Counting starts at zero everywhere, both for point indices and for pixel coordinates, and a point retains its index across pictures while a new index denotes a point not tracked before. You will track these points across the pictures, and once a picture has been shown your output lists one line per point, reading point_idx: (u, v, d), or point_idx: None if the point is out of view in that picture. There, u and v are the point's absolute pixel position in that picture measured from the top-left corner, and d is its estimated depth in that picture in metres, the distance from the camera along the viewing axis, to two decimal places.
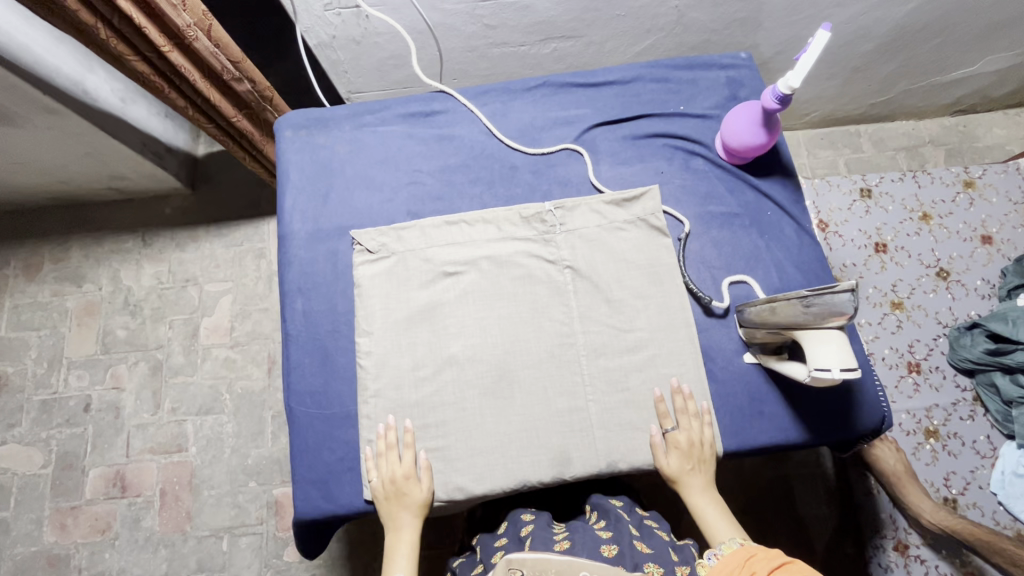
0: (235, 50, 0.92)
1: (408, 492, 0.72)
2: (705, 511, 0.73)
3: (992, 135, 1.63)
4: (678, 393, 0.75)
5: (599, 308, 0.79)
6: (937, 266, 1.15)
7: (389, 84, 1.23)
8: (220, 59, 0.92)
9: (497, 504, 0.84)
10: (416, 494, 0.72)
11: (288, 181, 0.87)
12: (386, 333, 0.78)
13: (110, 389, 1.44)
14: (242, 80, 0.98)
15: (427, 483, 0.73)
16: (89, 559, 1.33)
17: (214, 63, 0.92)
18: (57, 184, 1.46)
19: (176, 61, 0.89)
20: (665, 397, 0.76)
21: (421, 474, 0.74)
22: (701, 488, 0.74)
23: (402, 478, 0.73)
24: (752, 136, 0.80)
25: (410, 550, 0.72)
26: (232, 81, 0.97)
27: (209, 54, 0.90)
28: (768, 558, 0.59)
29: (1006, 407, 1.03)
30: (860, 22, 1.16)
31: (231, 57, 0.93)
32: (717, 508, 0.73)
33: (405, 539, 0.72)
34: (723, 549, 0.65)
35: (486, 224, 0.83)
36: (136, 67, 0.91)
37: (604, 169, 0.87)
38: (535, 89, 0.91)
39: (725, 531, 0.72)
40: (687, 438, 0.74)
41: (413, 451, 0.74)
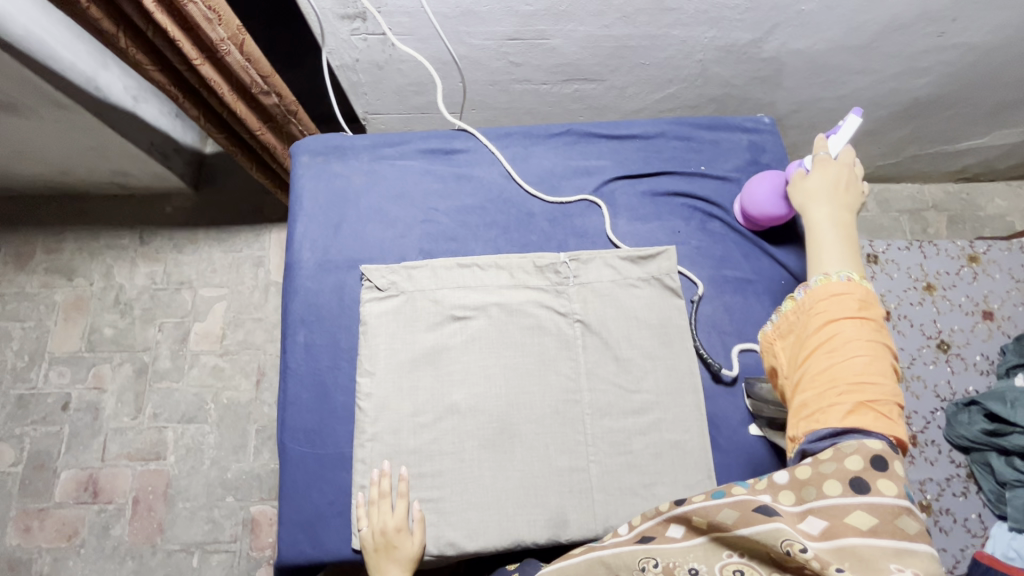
0: (265, 64, 0.91)
1: (399, 544, 0.70)
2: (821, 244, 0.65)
3: (993, 205, 1.65)
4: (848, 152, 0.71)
5: (606, 365, 0.78)
6: (938, 338, 1.15)
7: (407, 109, 1.22)
8: (250, 74, 0.90)
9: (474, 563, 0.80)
10: (406, 546, 0.70)
11: (300, 209, 0.85)
12: (388, 374, 0.77)
13: (91, 389, 1.40)
14: (270, 94, 0.96)
15: (419, 537, 0.71)
16: (50, 566, 1.28)
17: (244, 76, 0.90)
18: (58, 175, 1.43)
19: (207, 74, 0.88)
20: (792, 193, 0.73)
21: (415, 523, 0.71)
22: (827, 214, 0.67)
23: (393, 530, 0.70)
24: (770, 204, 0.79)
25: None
26: (260, 95, 0.95)
27: (240, 67, 0.88)
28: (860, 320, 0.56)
29: (999, 488, 1.02)
30: (877, 89, 1.17)
31: (260, 71, 0.92)
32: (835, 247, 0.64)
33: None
34: (816, 284, 0.60)
35: (499, 269, 0.82)
36: (152, 76, 0.90)
37: (621, 223, 0.86)
38: (556, 136, 0.90)
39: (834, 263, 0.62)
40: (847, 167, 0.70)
41: (407, 502, 0.72)
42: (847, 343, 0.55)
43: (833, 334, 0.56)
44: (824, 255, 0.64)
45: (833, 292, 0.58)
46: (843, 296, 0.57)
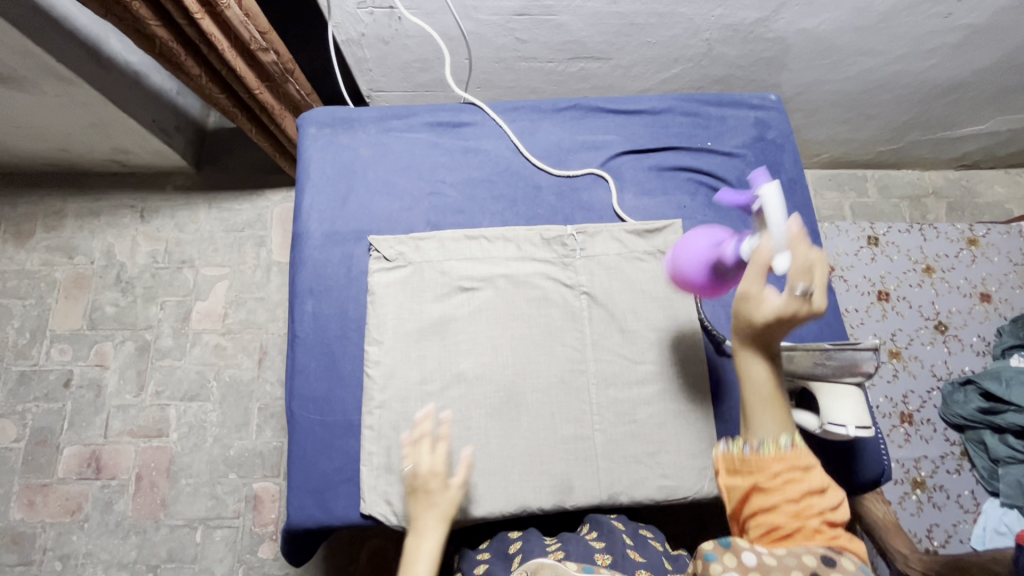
0: (262, 19, 0.92)
1: (437, 488, 0.66)
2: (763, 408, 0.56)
3: (992, 192, 1.66)
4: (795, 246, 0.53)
5: (611, 337, 0.79)
6: (936, 319, 1.16)
7: (412, 86, 1.21)
8: (248, 29, 0.91)
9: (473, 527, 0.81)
10: (445, 490, 0.66)
11: (307, 180, 0.85)
12: (396, 343, 0.77)
13: (93, 366, 1.40)
14: (268, 51, 0.97)
15: (461, 483, 0.67)
16: (54, 540, 1.29)
17: (243, 30, 0.91)
18: (58, 152, 1.42)
19: (207, 29, 0.88)
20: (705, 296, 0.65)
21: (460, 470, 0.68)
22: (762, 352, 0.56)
23: (432, 471, 0.67)
24: (698, 272, 0.64)
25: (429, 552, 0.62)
26: (259, 51, 0.96)
27: (239, 22, 0.89)
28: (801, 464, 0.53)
29: (992, 465, 1.03)
30: (881, 72, 1.17)
31: (259, 27, 0.93)
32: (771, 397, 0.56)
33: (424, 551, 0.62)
34: (764, 448, 0.54)
35: (506, 241, 0.82)
36: (154, 32, 0.89)
37: (627, 197, 0.87)
38: (564, 110, 0.91)
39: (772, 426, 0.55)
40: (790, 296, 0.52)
41: (448, 444, 0.68)
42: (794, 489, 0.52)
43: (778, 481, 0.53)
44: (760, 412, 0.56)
45: (781, 454, 0.53)
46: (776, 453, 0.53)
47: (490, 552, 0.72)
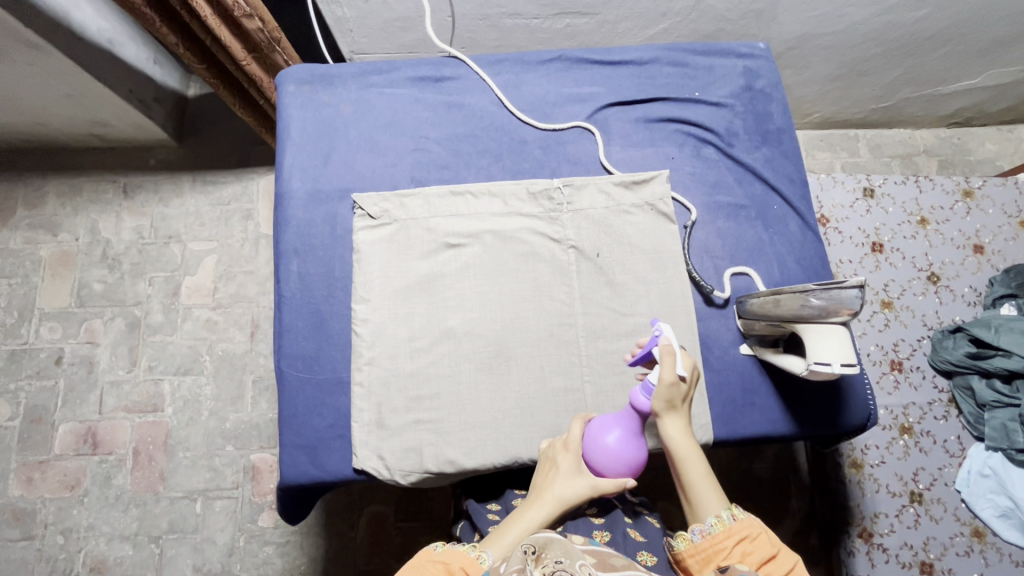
0: None
1: (562, 486, 0.64)
2: (694, 479, 0.64)
3: (984, 150, 1.61)
4: (668, 355, 0.65)
5: (600, 290, 0.79)
6: (929, 270, 1.16)
7: (395, 47, 1.17)
8: None
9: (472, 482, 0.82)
10: (565, 490, 0.64)
11: (288, 139, 0.84)
12: (384, 301, 0.77)
13: (84, 344, 1.39)
14: (253, 18, 0.91)
15: (582, 492, 0.64)
16: (55, 515, 1.30)
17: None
18: (35, 126, 1.39)
19: None
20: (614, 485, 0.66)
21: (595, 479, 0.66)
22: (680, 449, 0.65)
23: (565, 472, 0.66)
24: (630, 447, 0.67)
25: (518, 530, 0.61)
26: (243, 19, 0.91)
27: None
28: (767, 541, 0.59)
29: (979, 410, 1.05)
30: (874, 23, 1.15)
31: None
32: (704, 472, 0.64)
33: (515, 527, 0.61)
34: (713, 527, 0.61)
35: (492, 197, 0.81)
36: None
37: (614, 150, 0.85)
38: (549, 63, 0.89)
39: (709, 498, 0.63)
40: (671, 383, 0.65)
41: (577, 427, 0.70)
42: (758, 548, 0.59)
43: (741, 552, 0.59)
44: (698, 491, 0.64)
45: (728, 529, 0.61)
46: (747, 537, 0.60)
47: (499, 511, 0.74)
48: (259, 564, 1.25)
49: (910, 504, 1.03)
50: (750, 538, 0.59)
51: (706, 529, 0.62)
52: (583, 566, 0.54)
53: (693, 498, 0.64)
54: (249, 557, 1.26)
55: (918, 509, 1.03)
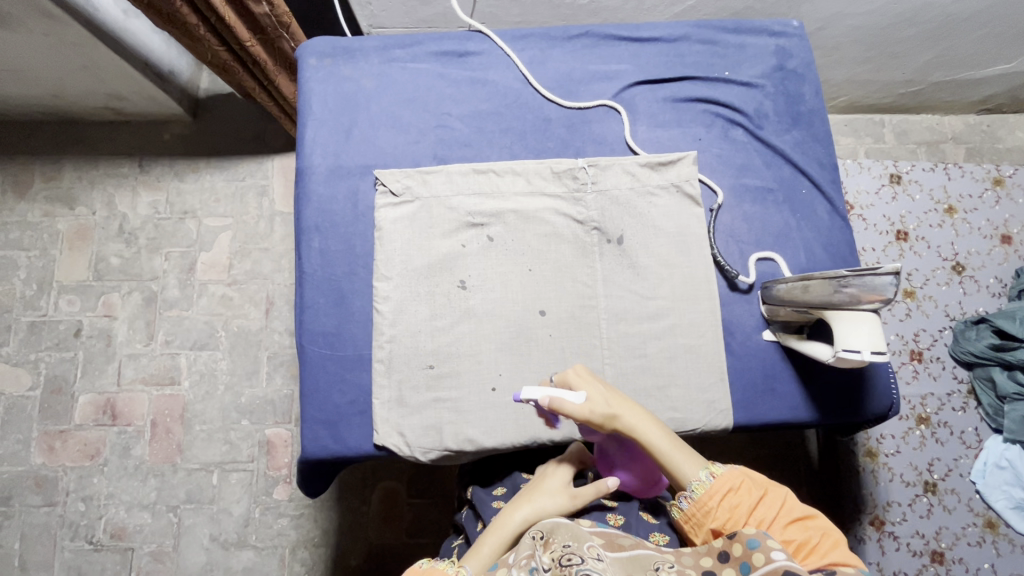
0: None
1: (545, 500, 0.65)
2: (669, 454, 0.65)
3: (1014, 137, 1.54)
4: (558, 401, 0.66)
5: (622, 273, 0.78)
6: (954, 260, 1.14)
7: (413, 22, 1.10)
8: None
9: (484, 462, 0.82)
10: (547, 504, 0.65)
11: (309, 113, 0.83)
12: (405, 279, 0.77)
13: (102, 317, 1.40)
14: (261, 2, 0.90)
15: (565, 507, 0.65)
16: (76, 483, 1.33)
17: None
18: (50, 98, 1.38)
19: None
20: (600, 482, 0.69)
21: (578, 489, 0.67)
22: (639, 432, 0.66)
23: (549, 485, 0.67)
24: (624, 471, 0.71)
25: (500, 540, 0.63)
26: (250, 2, 0.90)
27: None
28: (748, 489, 0.61)
29: (998, 402, 1.04)
30: (910, 2, 1.09)
31: None
32: (673, 443, 0.65)
33: (497, 536, 0.63)
34: (697, 492, 0.62)
35: (516, 176, 0.80)
36: None
37: (640, 130, 0.84)
38: (575, 38, 0.86)
39: (687, 465, 0.64)
40: (587, 410, 0.65)
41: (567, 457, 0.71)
42: (745, 497, 0.61)
43: (732, 506, 0.60)
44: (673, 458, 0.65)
45: (710, 487, 0.62)
46: (730, 491, 0.61)
47: (506, 487, 0.76)
48: (274, 535, 1.28)
49: (924, 494, 1.03)
50: (732, 491, 0.61)
51: (691, 493, 0.62)
52: (591, 547, 0.56)
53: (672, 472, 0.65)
54: (264, 528, 1.29)
55: (932, 498, 1.03)
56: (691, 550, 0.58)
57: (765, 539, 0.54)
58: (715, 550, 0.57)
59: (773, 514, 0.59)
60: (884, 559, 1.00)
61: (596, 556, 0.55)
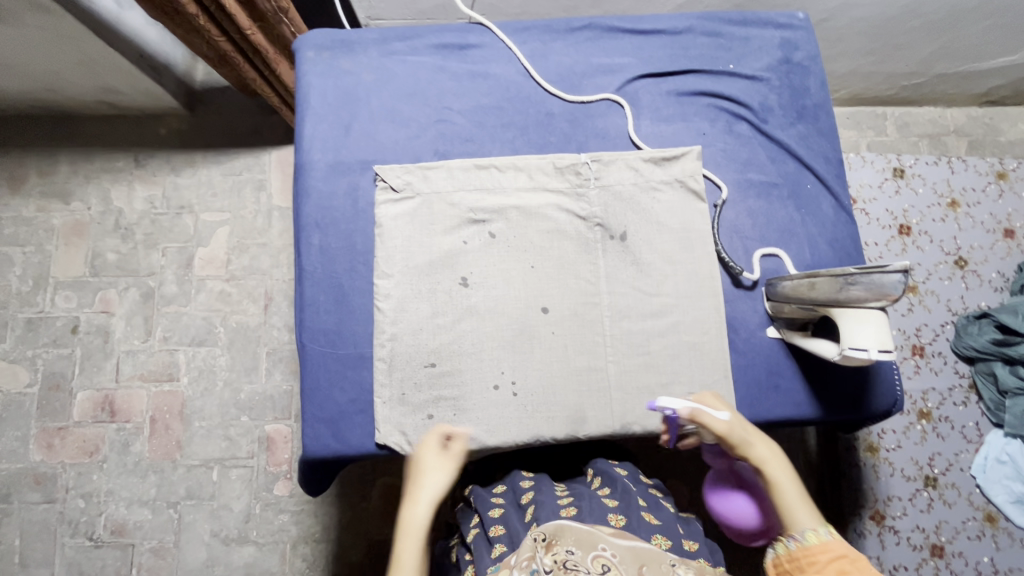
0: None
1: (431, 477, 0.67)
2: (788, 497, 0.66)
3: (1017, 130, 1.53)
4: (699, 412, 0.69)
5: (625, 270, 0.77)
6: (957, 254, 1.14)
7: (413, 13, 1.08)
8: None
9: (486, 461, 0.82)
10: (433, 484, 0.67)
11: (308, 108, 0.81)
12: (406, 277, 0.76)
13: (99, 313, 1.39)
14: None
15: (451, 474, 0.68)
16: (76, 480, 1.32)
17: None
18: (44, 92, 1.36)
19: None
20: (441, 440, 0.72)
21: (450, 449, 0.70)
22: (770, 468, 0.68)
23: (427, 467, 0.68)
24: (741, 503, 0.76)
25: (417, 534, 0.65)
26: None
27: None
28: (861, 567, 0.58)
29: (999, 397, 1.04)
30: None
31: None
32: (797, 490, 0.67)
33: (411, 533, 0.64)
34: (808, 539, 0.62)
35: (517, 171, 0.79)
36: None
37: (644, 124, 0.83)
38: (578, 31, 0.85)
39: (802, 513, 0.65)
40: (723, 430, 0.68)
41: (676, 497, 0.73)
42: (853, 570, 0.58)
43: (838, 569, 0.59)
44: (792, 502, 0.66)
45: (824, 543, 0.61)
46: (841, 558, 0.59)
47: (504, 497, 0.73)
48: (275, 531, 1.28)
49: (924, 488, 1.03)
50: (844, 557, 0.59)
51: (800, 537, 0.63)
52: (598, 557, 0.57)
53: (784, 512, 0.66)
54: (265, 524, 1.29)
55: (932, 493, 1.03)
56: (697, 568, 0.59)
57: None
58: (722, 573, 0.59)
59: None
60: (884, 553, 1.01)
61: (602, 569, 0.56)
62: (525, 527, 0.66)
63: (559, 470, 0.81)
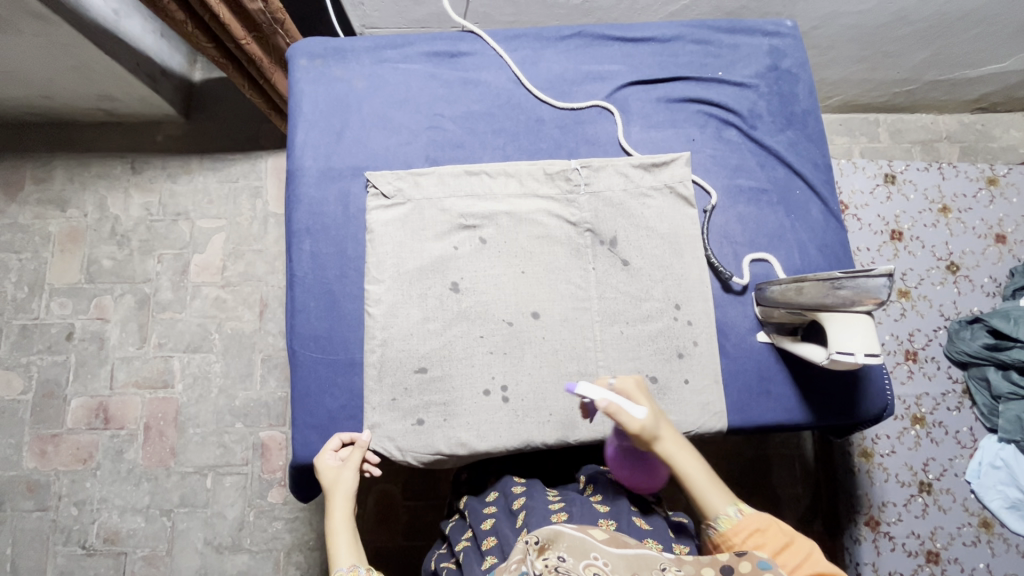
0: None
1: (343, 482, 0.70)
2: (697, 486, 0.67)
3: (1008, 136, 1.54)
4: (615, 409, 0.66)
5: (616, 274, 0.77)
6: (948, 259, 1.14)
7: (407, 22, 1.09)
8: None
9: (480, 468, 0.82)
10: (347, 482, 0.70)
11: (300, 114, 0.82)
12: (396, 283, 0.76)
13: (94, 320, 1.39)
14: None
15: (360, 463, 0.71)
16: (69, 487, 1.32)
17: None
18: (41, 99, 1.37)
19: None
20: (338, 446, 0.73)
21: (349, 452, 0.72)
22: (678, 457, 0.68)
23: (338, 468, 0.71)
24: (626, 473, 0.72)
25: (347, 531, 0.68)
26: None
27: None
28: (778, 535, 0.61)
29: (993, 401, 1.04)
30: (904, 2, 1.09)
31: None
32: (708, 479, 0.67)
33: (342, 530, 0.67)
34: (722, 525, 0.64)
35: (509, 177, 0.79)
36: None
37: (634, 130, 0.83)
38: (567, 39, 0.86)
39: (714, 497, 0.66)
40: (637, 429, 0.66)
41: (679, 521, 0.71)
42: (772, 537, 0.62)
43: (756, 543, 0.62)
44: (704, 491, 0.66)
45: (735, 524, 0.63)
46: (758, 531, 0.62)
47: (495, 505, 0.73)
48: (268, 539, 1.28)
49: (919, 494, 1.03)
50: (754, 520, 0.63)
51: (716, 525, 0.65)
52: (589, 566, 0.54)
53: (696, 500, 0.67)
54: (258, 532, 1.28)
55: (927, 498, 1.03)
56: (692, 558, 0.57)
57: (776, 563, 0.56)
58: (719, 562, 0.56)
59: (796, 562, 0.59)
60: (879, 560, 1.00)
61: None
62: (514, 534, 0.66)
63: (551, 474, 0.80)
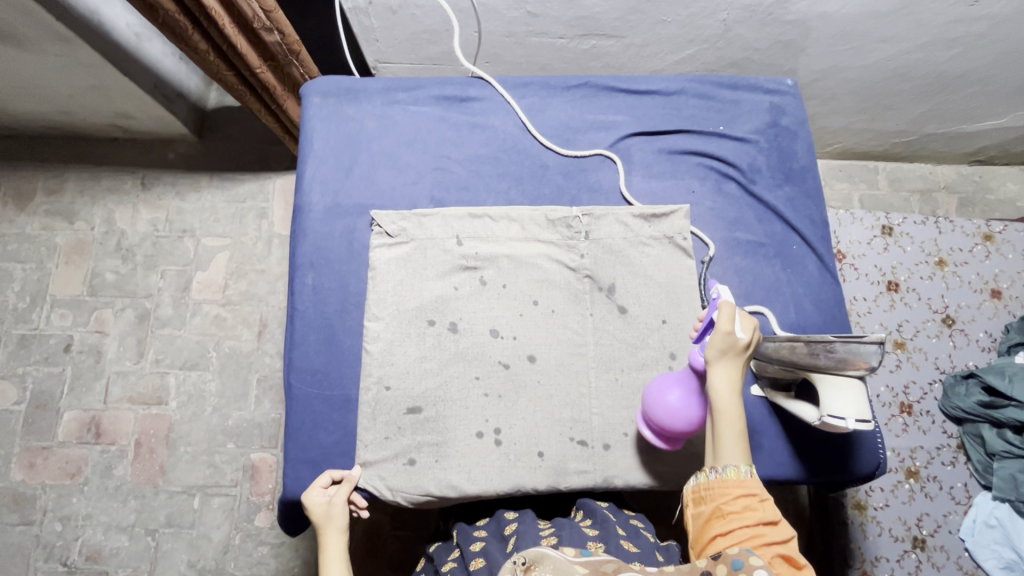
0: None
1: (335, 519, 0.70)
2: (724, 427, 0.64)
3: (1005, 189, 1.56)
4: (725, 308, 0.65)
5: (612, 321, 0.78)
6: (944, 312, 1.15)
7: (419, 59, 1.12)
8: (252, 6, 0.87)
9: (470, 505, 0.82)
10: (339, 517, 0.70)
11: (310, 150, 0.84)
12: (396, 320, 0.77)
13: (93, 333, 1.40)
14: (271, 31, 0.93)
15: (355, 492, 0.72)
16: (55, 501, 1.31)
17: (247, 10, 0.87)
18: (59, 114, 1.40)
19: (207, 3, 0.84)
20: (327, 483, 0.73)
21: (339, 489, 0.72)
22: (731, 395, 0.65)
23: (331, 500, 0.71)
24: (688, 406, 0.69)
25: (344, 563, 0.68)
26: (262, 31, 0.92)
27: None
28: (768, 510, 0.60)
29: (988, 459, 1.03)
30: (904, 60, 1.12)
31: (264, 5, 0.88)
32: (737, 430, 0.64)
33: (338, 562, 0.67)
34: (727, 473, 0.62)
35: (511, 221, 0.81)
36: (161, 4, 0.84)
37: (635, 180, 0.85)
38: (574, 88, 0.88)
39: (733, 446, 0.63)
40: (726, 335, 0.64)
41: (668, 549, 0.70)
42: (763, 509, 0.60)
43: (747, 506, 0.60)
44: (726, 434, 0.64)
45: (740, 479, 0.61)
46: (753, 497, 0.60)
47: (487, 530, 0.73)
48: (253, 564, 1.26)
49: (912, 550, 1.02)
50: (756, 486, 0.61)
51: (720, 471, 0.62)
52: None
53: (715, 442, 0.64)
54: (243, 556, 1.27)
55: (921, 555, 1.02)
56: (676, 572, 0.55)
57: (749, 558, 0.53)
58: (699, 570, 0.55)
59: (777, 539, 0.59)
60: None
61: None
62: (504, 556, 0.66)
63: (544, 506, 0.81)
